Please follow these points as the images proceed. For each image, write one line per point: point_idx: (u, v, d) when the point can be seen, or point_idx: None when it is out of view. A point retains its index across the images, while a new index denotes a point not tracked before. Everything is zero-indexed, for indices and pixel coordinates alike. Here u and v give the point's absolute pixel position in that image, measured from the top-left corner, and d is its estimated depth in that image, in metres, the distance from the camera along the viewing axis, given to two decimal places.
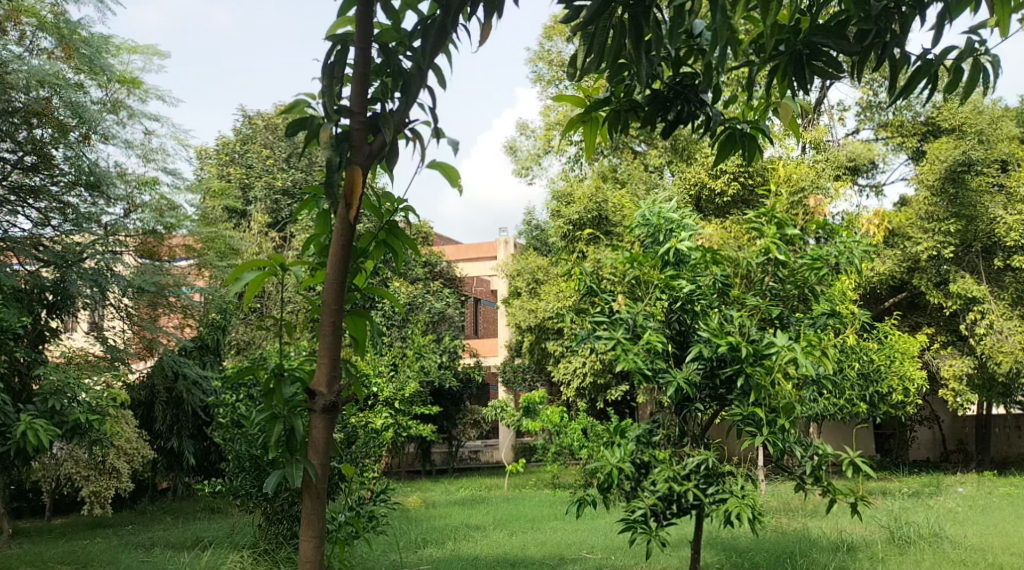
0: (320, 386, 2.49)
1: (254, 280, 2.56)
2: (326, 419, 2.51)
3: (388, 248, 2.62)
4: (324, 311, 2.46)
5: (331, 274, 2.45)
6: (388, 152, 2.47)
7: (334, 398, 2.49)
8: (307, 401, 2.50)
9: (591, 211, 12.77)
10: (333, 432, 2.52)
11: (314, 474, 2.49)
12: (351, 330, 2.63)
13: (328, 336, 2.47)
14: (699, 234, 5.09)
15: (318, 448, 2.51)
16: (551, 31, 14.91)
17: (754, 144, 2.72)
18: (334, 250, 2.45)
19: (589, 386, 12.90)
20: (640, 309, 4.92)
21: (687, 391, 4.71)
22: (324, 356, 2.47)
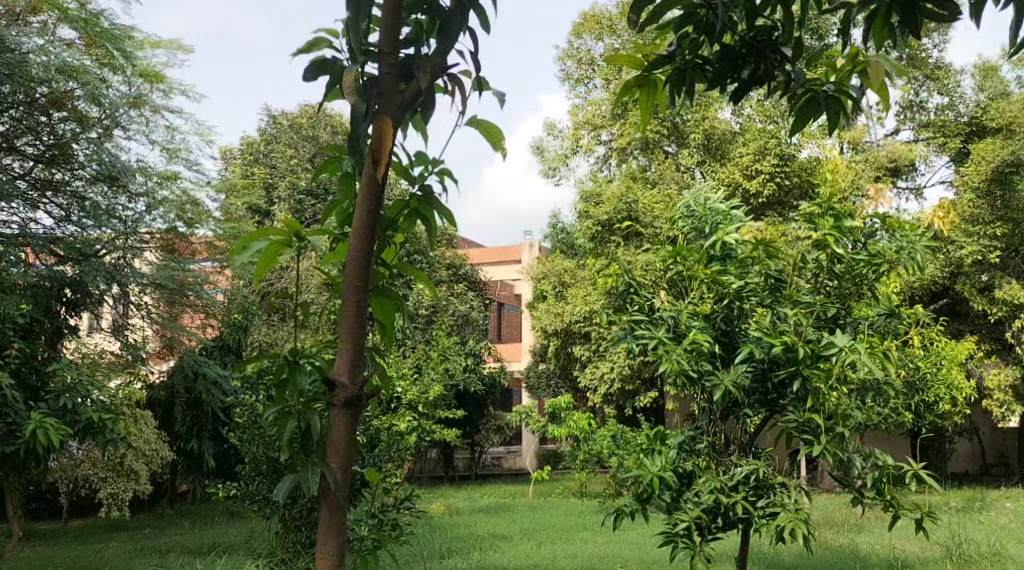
0: (341, 376, 2.17)
1: (268, 251, 2.26)
2: (347, 416, 2.19)
3: (422, 218, 2.30)
4: (347, 288, 2.16)
5: (355, 244, 2.14)
6: (422, 102, 2.18)
7: (356, 392, 2.17)
8: (326, 393, 2.18)
9: (621, 212, 12.48)
10: (353, 432, 2.20)
11: (332, 480, 2.17)
12: (376, 311, 2.32)
13: (351, 317, 2.15)
14: (747, 227, 4.77)
15: (338, 449, 2.19)
16: (580, 28, 14.61)
17: (837, 108, 2.40)
18: (359, 217, 2.14)
19: (617, 392, 12.57)
20: (683, 308, 4.59)
21: (736, 396, 4.36)
22: (346, 341, 2.16)
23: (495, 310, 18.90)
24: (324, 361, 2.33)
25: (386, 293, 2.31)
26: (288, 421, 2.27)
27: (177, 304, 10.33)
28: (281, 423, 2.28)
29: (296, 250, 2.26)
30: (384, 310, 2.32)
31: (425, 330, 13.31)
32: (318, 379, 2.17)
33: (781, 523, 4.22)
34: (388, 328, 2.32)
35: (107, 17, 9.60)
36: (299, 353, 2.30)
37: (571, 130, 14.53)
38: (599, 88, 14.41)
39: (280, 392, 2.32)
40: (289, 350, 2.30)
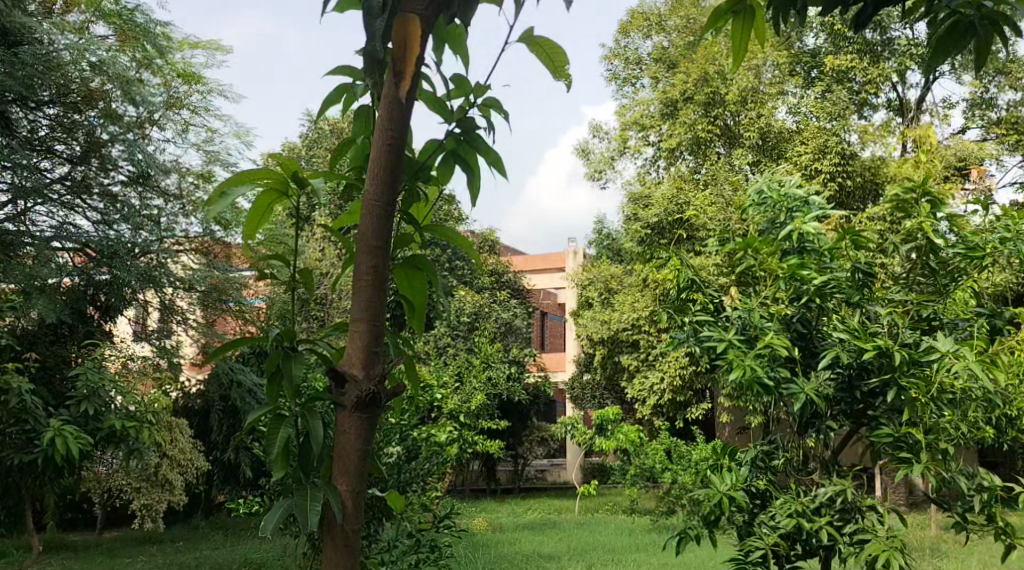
0: (351, 366, 1.77)
1: (257, 206, 1.96)
2: (360, 423, 1.78)
3: (461, 166, 1.94)
4: (359, 247, 1.78)
5: (374, 195, 1.77)
6: (459, 5, 1.83)
7: (372, 392, 1.77)
8: (335, 391, 1.78)
9: (671, 214, 12.01)
10: (365, 446, 1.78)
11: (339, 504, 1.77)
12: (401, 286, 1.92)
13: (366, 284, 1.77)
14: (830, 216, 4.27)
15: (346, 464, 1.78)
16: (627, 27, 14.20)
17: (989, 37, 1.93)
18: (377, 155, 1.78)
19: (668, 403, 12.04)
20: (755, 307, 4.08)
21: (818, 406, 3.83)
22: (359, 319, 1.76)
23: (539, 320, 18.48)
24: (330, 350, 1.90)
25: (414, 262, 1.90)
26: (279, 430, 1.89)
27: (212, 309, 9.73)
28: (269, 435, 1.88)
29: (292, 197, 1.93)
30: (412, 286, 1.91)
31: (467, 337, 12.87)
32: (322, 371, 1.77)
33: (871, 552, 3.65)
34: (417, 310, 1.92)
35: (142, 11, 9.16)
36: (296, 339, 1.89)
37: (618, 131, 14.06)
38: (648, 87, 13.97)
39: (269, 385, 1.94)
40: (284, 333, 1.87)
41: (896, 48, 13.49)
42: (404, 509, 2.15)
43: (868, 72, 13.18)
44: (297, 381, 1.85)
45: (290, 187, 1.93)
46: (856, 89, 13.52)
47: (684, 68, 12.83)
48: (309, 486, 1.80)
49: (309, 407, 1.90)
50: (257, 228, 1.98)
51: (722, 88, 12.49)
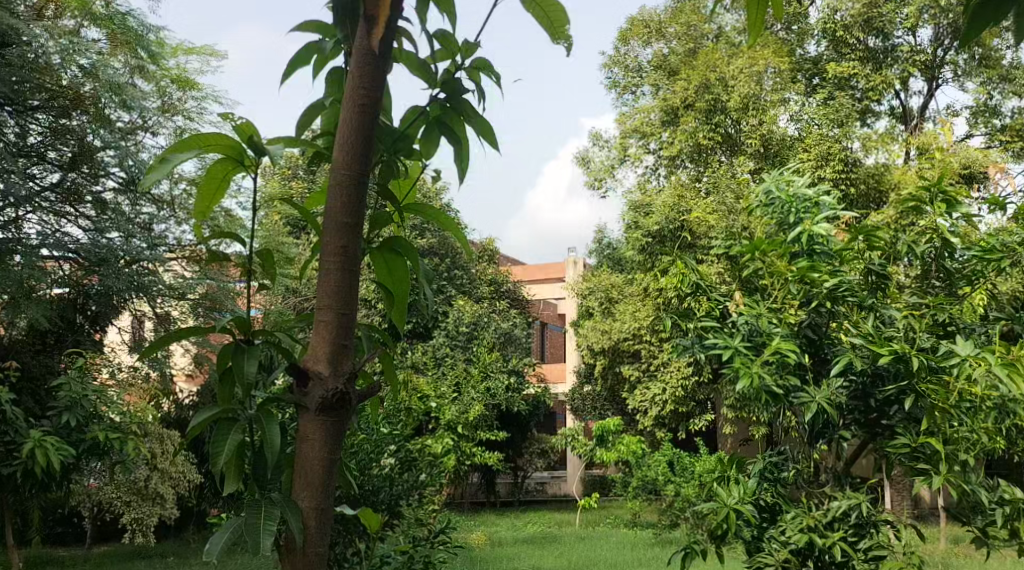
0: (317, 362, 1.56)
1: (209, 178, 1.70)
2: (325, 429, 1.57)
3: (447, 136, 1.77)
4: (326, 223, 1.57)
5: (345, 164, 1.56)
6: None
7: (341, 391, 1.56)
8: (296, 391, 1.56)
9: (672, 223, 11.85)
10: (331, 456, 1.57)
11: (300, 524, 1.55)
12: (378, 272, 1.72)
13: (334, 267, 1.55)
14: (840, 217, 4.09)
15: (309, 476, 1.56)
16: (627, 34, 14.08)
17: None
18: (347, 118, 1.57)
19: (669, 414, 11.84)
20: (763, 312, 3.91)
21: (831, 416, 3.64)
22: (325, 306, 1.55)
23: (539, 330, 18.31)
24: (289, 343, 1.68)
25: (393, 242, 1.71)
26: (228, 437, 1.66)
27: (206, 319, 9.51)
28: (216, 443, 1.66)
29: (249, 171, 1.65)
30: (390, 273, 1.72)
31: (467, 347, 12.67)
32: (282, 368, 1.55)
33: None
34: (398, 300, 1.74)
35: (135, 15, 9.05)
36: (251, 330, 1.68)
37: (618, 139, 13.91)
38: (648, 94, 13.83)
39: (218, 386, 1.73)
40: (240, 323, 1.67)
41: (899, 55, 13.35)
42: (381, 528, 1.94)
43: (870, 79, 13.05)
44: (253, 379, 1.65)
45: (248, 158, 1.66)
46: (858, 95, 13.39)
47: (685, 75, 12.69)
48: (266, 501, 1.58)
49: (268, 411, 1.69)
50: (212, 202, 1.73)
51: (723, 96, 12.40)
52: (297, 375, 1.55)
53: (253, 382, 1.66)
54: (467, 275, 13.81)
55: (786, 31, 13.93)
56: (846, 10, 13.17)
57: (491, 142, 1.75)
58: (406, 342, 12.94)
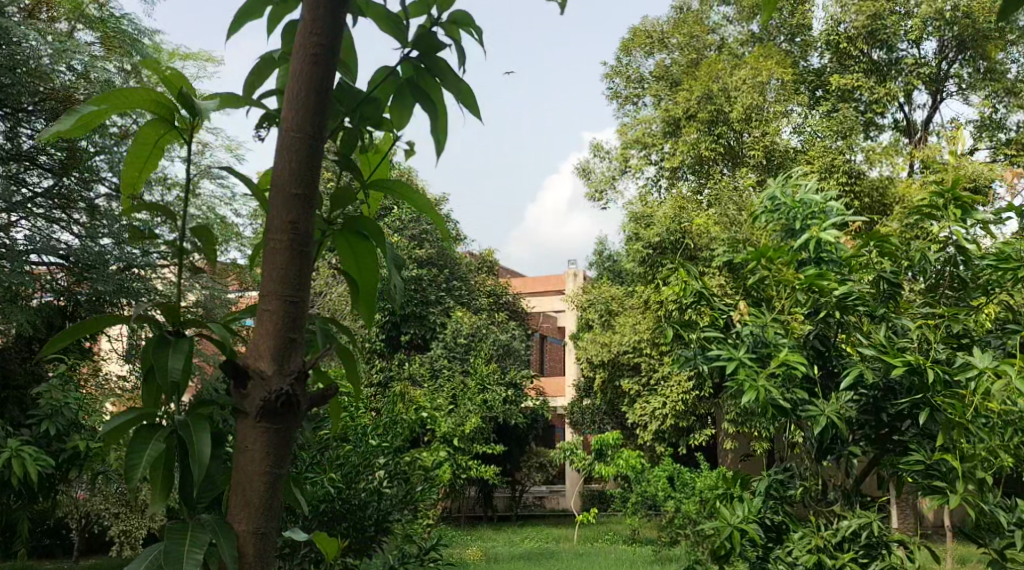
0: (259, 361, 1.37)
1: (139, 142, 1.53)
2: (265, 435, 1.36)
3: (420, 102, 1.61)
4: (273, 195, 1.39)
5: (295, 125, 1.39)
6: None
7: (287, 392, 1.36)
8: (234, 391, 1.37)
9: (673, 234, 11.67)
10: (272, 470, 1.36)
11: (237, 547, 1.36)
12: (346, 260, 1.58)
13: (281, 246, 1.38)
14: (849, 224, 3.93)
15: (247, 494, 1.36)
16: (630, 44, 13.96)
17: None
18: (297, 71, 1.40)
19: (670, 428, 11.66)
20: (769, 321, 3.75)
21: (840, 431, 3.47)
22: (270, 293, 1.37)
23: (538, 342, 18.15)
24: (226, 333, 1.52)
25: (363, 226, 1.54)
26: (147, 448, 1.48)
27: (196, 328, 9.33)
28: (133, 455, 1.47)
29: (185, 134, 1.49)
30: (357, 260, 1.59)
31: (465, 358, 12.46)
32: (218, 365, 1.35)
33: None
34: (367, 295, 1.64)
35: (129, 19, 8.95)
36: (182, 321, 1.51)
37: (619, 150, 13.77)
38: (649, 105, 13.69)
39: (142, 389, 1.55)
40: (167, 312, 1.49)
41: (903, 67, 13.19)
42: (339, 551, 1.70)
43: (874, 91, 12.89)
44: (177, 381, 1.46)
45: (180, 119, 1.50)
46: (862, 108, 13.25)
47: (687, 85, 12.58)
48: (193, 525, 1.41)
49: (197, 418, 1.49)
50: (144, 167, 1.58)
51: (725, 107, 12.26)
52: (234, 371, 1.36)
53: (177, 385, 1.46)
54: (466, 285, 13.64)
55: (789, 43, 13.82)
56: (850, 22, 13.05)
57: (473, 112, 1.58)
58: (403, 353, 12.75)
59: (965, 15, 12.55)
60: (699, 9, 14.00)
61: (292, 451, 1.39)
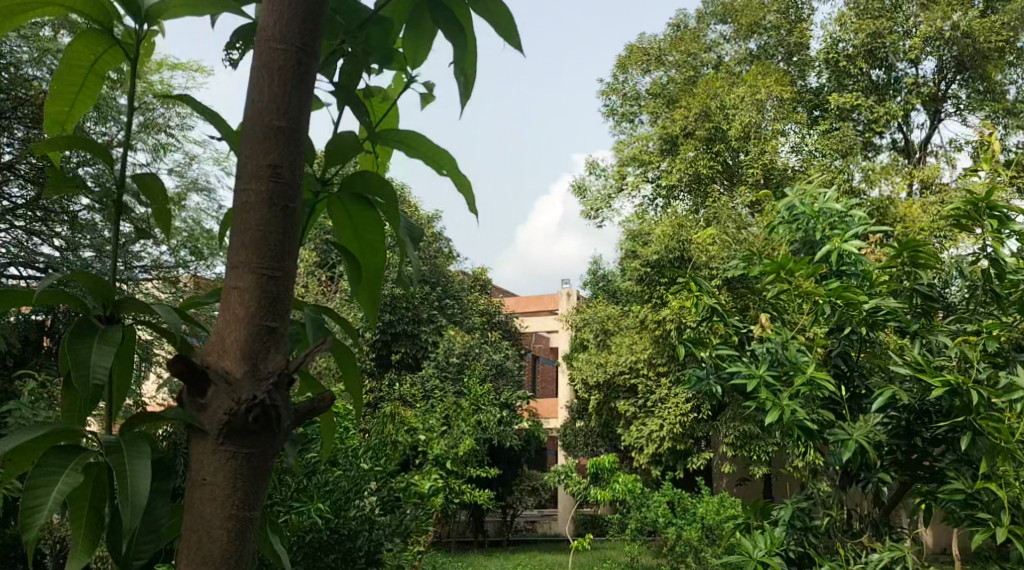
0: (224, 360, 1.30)
1: (71, 61, 1.62)
2: (230, 466, 1.28)
3: (443, 20, 1.64)
4: (247, 165, 1.33)
5: (274, 78, 1.34)
6: None
7: (260, 400, 1.28)
8: (198, 386, 1.30)
9: (671, 251, 11.36)
10: (239, 512, 1.27)
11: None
12: (344, 236, 1.58)
13: (257, 215, 1.31)
14: (874, 237, 3.66)
15: (204, 515, 1.27)
16: (626, 61, 13.78)
17: None
18: (276, 23, 1.36)
19: (667, 452, 11.35)
20: (790, 337, 3.47)
21: (871, 456, 3.20)
22: (243, 274, 1.31)
23: (530, 363, 17.89)
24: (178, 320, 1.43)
25: (362, 185, 1.54)
26: (60, 479, 1.38)
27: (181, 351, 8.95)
28: (47, 483, 1.38)
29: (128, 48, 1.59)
30: (358, 235, 1.57)
31: (457, 378, 12.12)
32: (177, 365, 1.28)
33: None
34: (370, 281, 1.60)
35: None
36: (113, 306, 1.48)
37: (615, 168, 13.55)
38: (646, 123, 13.50)
39: (69, 403, 1.51)
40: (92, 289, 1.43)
41: (903, 86, 12.96)
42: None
43: (874, 110, 12.70)
44: (100, 383, 1.39)
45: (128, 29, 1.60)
46: (860, 127, 13.06)
47: (685, 103, 12.33)
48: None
49: (127, 441, 1.40)
50: (79, 97, 1.67)
51: (724, 124, 12.05)
52: (195, 371, 1.29)
53: (100, 387, 1.39)
54: (458, 304, 13.37)
55: (787, 63, 13.56)
56: (850, 41, 12.89)
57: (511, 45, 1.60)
58: (394, 373, 12.42)
59: (965, 35, 12.32)
60: (695, 27, 13.88)
61: (266, 477, 1.31)
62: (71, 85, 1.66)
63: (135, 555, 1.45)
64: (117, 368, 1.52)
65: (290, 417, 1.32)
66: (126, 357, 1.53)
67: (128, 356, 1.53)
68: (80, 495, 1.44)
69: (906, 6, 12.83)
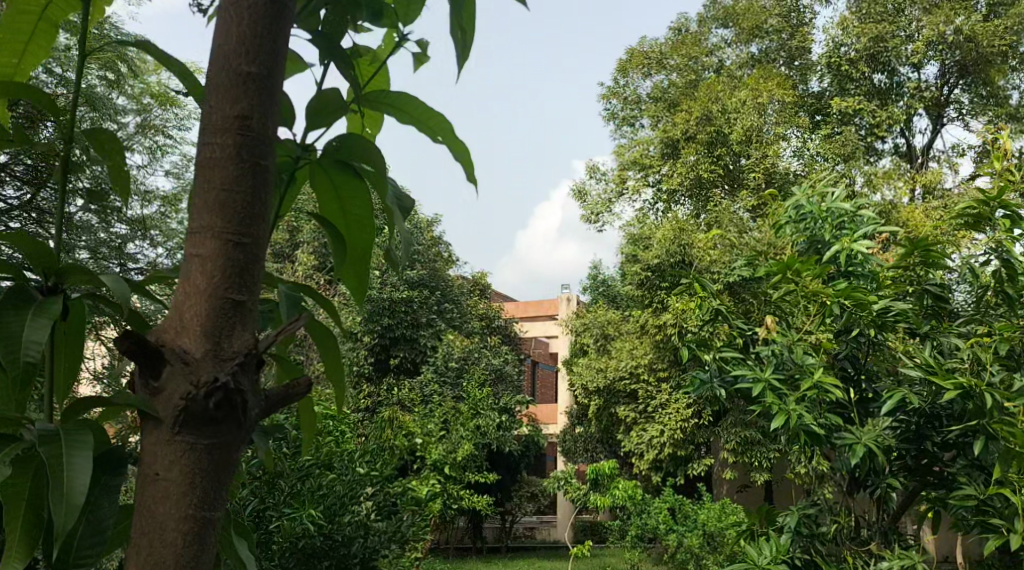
0: (183, 338, 1.07)
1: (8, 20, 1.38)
2: (187, 462, 1.05)
3: None
4: (212, 109, 1.11)
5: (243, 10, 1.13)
6: None
7: (223, 383, 1.05)
8: (151, 368, 1.07)
9: (672, 255, 11.27)
10: (201, 514, 1.04)
11: None
12: (325, 206, 1.36)
13: (224, 166, 1.09)
14: (882, 236, 3.58)
15: (158, 523, 1.03)
16: (626, 65, 13.71)
17: None
18: None
19: (667, 457, 11.27)
20: (797, 339, 3.38)
21: (880, 462, 3.11)
22: (206, 235, 1.08)
23: (529, 368, 17.82)
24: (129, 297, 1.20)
25: (347, 149, 1.31)
26: None
27: None
28: None
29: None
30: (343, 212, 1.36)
31: (456, 383, 12.03)
32: (126, 343, 1.05)
33: None
34: (358, 259, 1.39)
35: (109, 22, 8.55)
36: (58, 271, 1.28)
37: (616, 172, 13.48)
38: (647, 127, 13.44)
39: None
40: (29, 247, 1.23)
41: (905, 90, 12.88)
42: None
43: (876, 115, 12.62)
44: (34, 360, 1.18)
45: None
46: (862, 132, 12.98)
47: (686, 106, 12.26)
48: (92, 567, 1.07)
49: (67, 431, 1.16)
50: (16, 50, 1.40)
51: (726, 128, 11.96)
52: (146, 349, 1.06)
53: (33, 365, 1.18)
54: (457, 309, 13.28)
55: (788, 67, 13.54)
56: (851, 45, 12.82)
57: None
58: (393, 379, 12.34)
59: (967, 39, 12.24)
60: (696, 31, 13.81)
61: (232, 476, 1.07)
62: (17, 34, 1.39)
63: (75, 565, 1.17)
64: (58, 341, 1.33)
65: (258, 405, 1.10)
66: (74, 334, 1.35)
67: (73, 331, 1.35)
68: (16, 494, 1.17)
69: (908, 10, 12.77)
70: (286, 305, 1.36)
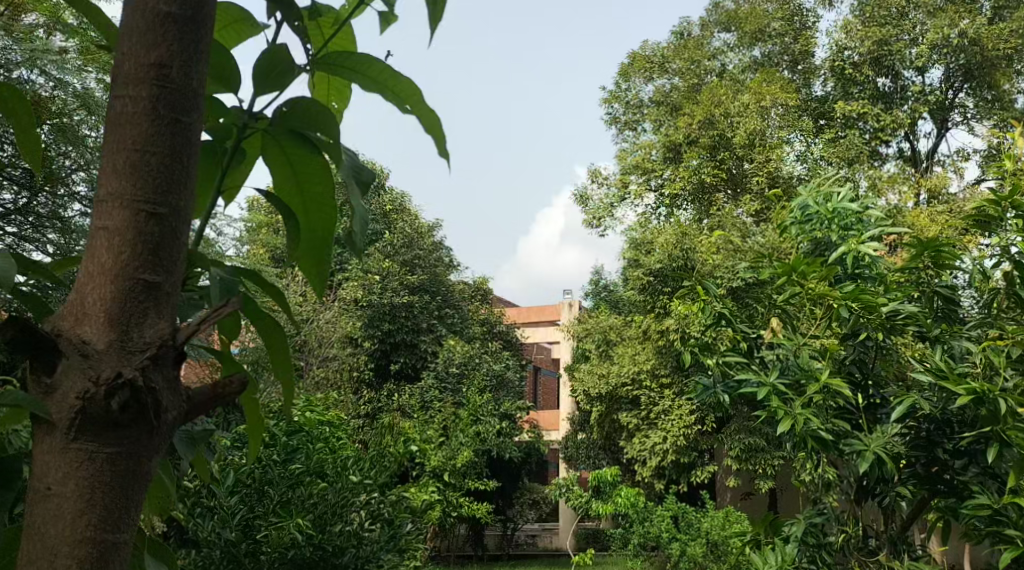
0: (84, 322, 0.86)
1: None
2: (88, 472, 0.83)
3: None
4: (124, 42, 0.90)
5: None
6: None
7: (129, 378, 0.84)
8: (44, 360, 0.85)
9: (674, 260, 11.17)
10: (106, 536, 0.82)
11: None
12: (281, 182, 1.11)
13: (140, 105, 0.88)
14: (891, 238, 3.47)
15: (51, 547, 0.81)
16: (629, 69, 13.63)
17: None
18: None
19: (670, 464, 11.15)
20: (804, 343, 3.28)
21: (889, 469, 3.01)
22: (114, 192, 0.87)
23: (532, 375, 17.71)
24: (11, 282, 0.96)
25: (301, 114, 1.07)
26: None
27: None
28: None
29: None
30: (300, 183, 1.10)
31: (457, 389, 11.92)
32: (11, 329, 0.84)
33: None
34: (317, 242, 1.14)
35: None
36: None
37: (618, 176, 13.38)
38: (649, 132, 13.37)
39: None
40: None
41: (909, 94, 12.76)
42: None
43: (881, 118, 12.49)
44: None
45: None
46: (867, 135, 12.82)
47: (689, 110, 12.18)
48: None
49: None
50: None
51: (729, 131, 11.83)
52: (35, 338, 0.85)
53: None
54: (458, 314, 13.19)
55: (791, 71, 13.48)
56: (855, 49, 12.74)
57: None
58: (393, 385, 12.24)
59: (973, 42, 12.13)
60: (699, 35, 13.73)
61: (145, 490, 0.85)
62: None
63: None
64: None
65: (177, 408, 0.88)
66: None
67: None
68: None
69: (912, 14, 12.69)
70: (219, 295, 1.06)
